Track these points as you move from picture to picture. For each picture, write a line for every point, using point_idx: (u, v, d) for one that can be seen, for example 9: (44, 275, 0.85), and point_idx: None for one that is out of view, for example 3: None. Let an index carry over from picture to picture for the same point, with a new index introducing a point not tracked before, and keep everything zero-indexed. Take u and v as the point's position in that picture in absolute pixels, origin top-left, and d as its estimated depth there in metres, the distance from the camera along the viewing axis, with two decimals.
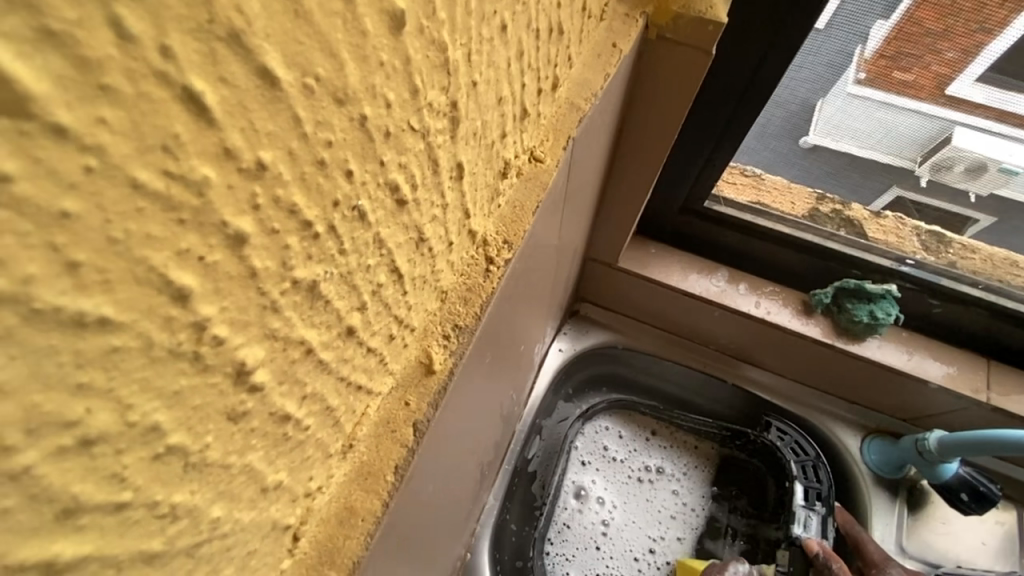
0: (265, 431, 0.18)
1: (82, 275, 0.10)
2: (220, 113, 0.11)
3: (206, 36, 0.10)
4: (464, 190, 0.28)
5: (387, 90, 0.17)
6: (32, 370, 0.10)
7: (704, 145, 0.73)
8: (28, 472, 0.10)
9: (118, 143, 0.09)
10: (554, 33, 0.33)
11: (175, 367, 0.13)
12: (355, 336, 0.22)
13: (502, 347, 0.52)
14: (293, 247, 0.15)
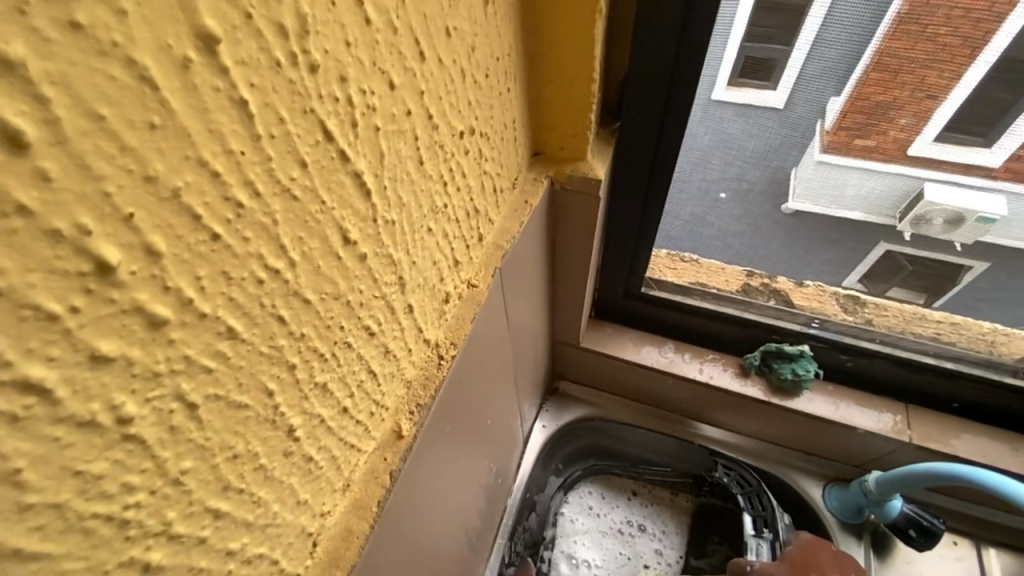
0: (300, 464, 0.34)
1: (244, 385, 0.27)
2: (290, 318, 0.29)
3: (288, 294, 0.28)
4: (417, 318, 0.46)
5: (360, 285, 0.35)
6: (226, 423, 0.26)
7: (627, 238, 0.88)
8: (217, 464, 0.26)
9: (259, 339, 0.27)
10: (472, 213, 0.52)
11: (265, 424, 0.29)
12: (347, 411, 0.38)
13: (472, 421, 0.67)
14: (315, 366, 0.33)
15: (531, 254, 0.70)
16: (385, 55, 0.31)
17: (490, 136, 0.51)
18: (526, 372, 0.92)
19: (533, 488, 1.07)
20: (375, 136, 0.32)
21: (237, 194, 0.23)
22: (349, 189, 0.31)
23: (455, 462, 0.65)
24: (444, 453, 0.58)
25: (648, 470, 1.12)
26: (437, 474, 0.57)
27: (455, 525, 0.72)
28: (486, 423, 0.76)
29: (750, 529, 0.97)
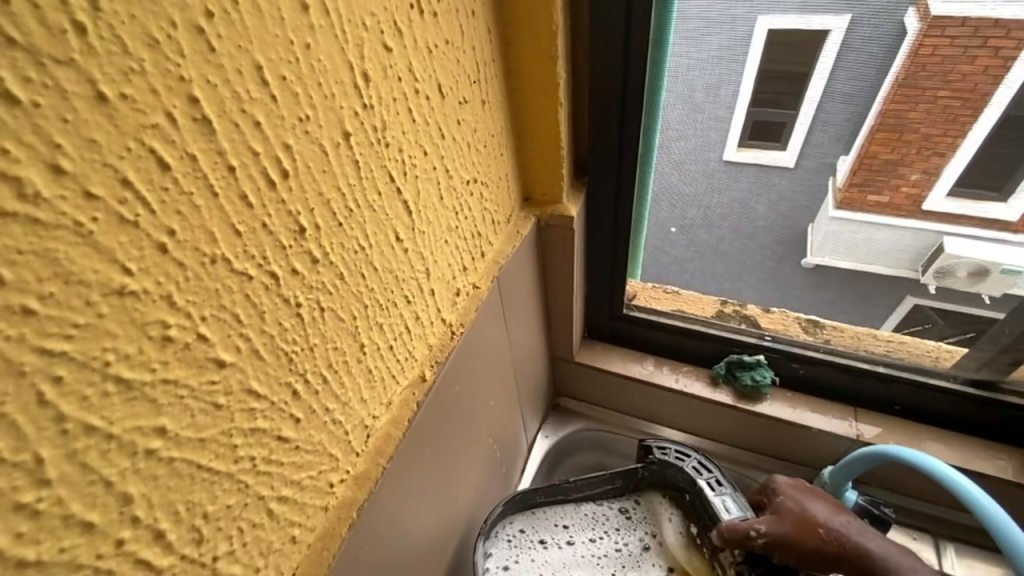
0: (310, 543, 0.34)
1: (230, 505, 0.27)
2: (266, 426, 0.28)
3: (253, 416, 0.27)
4: (410, 387, 0.43)
5: (332, 370, 0.33)
6: (224, 534, 0.27)
7: (607, 278, 0.76)
8: (220, 570, 0.27)
9: (227, 467, 0.26)
10: (455, 254, 0.47)
11: (258, 529, 0.29)
12: (330, 507, 0.35)
13: (466, 483, 0.61)
14: (305, 457, 0.32)
15: (513, 296, 0.62)
16: (356, 148, 0.30)
17: (475, 195, 0.48)
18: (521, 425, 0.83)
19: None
20: (345, 230, 0.31)
21: (199, 321, 0.23)
22: (319, 287, 0.30)
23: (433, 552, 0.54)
24: (407, 548, 0.47)
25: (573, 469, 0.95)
26: (398, 575, 0.46)
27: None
28: (484, 483, 0.68)
29: (721, 501, 0.66)
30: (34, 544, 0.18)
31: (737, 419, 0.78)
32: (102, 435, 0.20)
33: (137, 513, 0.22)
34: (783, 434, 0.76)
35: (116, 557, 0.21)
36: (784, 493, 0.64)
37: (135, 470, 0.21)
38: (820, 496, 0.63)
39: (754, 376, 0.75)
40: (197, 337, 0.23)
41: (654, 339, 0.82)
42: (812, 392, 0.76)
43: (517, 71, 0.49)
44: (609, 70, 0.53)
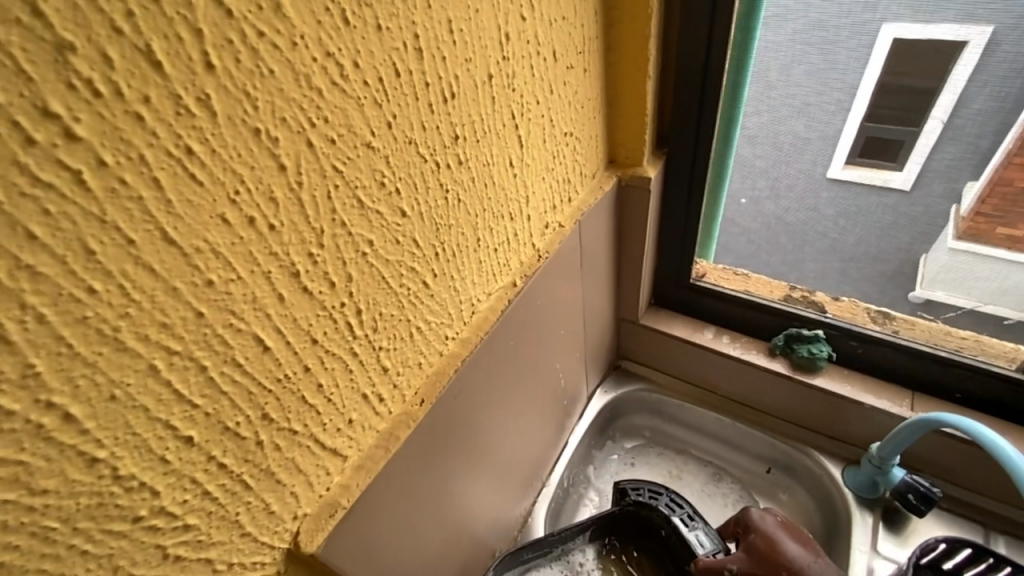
0: (426, 374, 0.47)
1: (388, 315, 0.40)
2: (414, 267, 0.41)
3: (411, 257, 0.40)
4: (504, 289, 0.56)
5: (457, 247, 0.46)
6: (381, 335, 0.40)
7: (678, 247, 0.84)
8: (377, 358, 0.41)
9: (392, 284, 0.39)
10: (551, 192, 0.59)
11: (400, 343, 0.43)
12: (442, 354, 0.49)
13: (528, 397, 0.72)
14: (431, 307, 0.45)
15: (591, 247, 0.72)
16: (493, 86, 0.43)
17: (569, 148, 0.59)
18: (580, 374, 0.91)
19: (576, 463, 0.96)
20: (478, 145, 0.44)
21: (395, 177, 0.36)
22: (456, 181, 0.43)
23: (473, 473, 0.63)
24: (453, 457, 0.56)
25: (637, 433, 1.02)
26: (440, 477, 0.55)
27: (470, 536, 0.68)
28: (537, 407, 0.78)
29: (694, 538, 0.66)
30: (311, 281, 0.32)
31: (791, 390, 0.83)
32: (345, 229, 0.33)
33: (352, 290, 0.36)
34: (833, 409, 0.80)
35: (339, 312, 0.35)
36: (763, 529, 0.60)
37: (354, 261, 0.35)
38: (799, 537, 0.58)
39: (812, 349, 0.79)
40: (393, 189, 0.36)
41: (716, 311, 0.89)
42: (870, 374, 0.79)
43: (616, 54, 0.61)
44: (694, 56, 0.63)
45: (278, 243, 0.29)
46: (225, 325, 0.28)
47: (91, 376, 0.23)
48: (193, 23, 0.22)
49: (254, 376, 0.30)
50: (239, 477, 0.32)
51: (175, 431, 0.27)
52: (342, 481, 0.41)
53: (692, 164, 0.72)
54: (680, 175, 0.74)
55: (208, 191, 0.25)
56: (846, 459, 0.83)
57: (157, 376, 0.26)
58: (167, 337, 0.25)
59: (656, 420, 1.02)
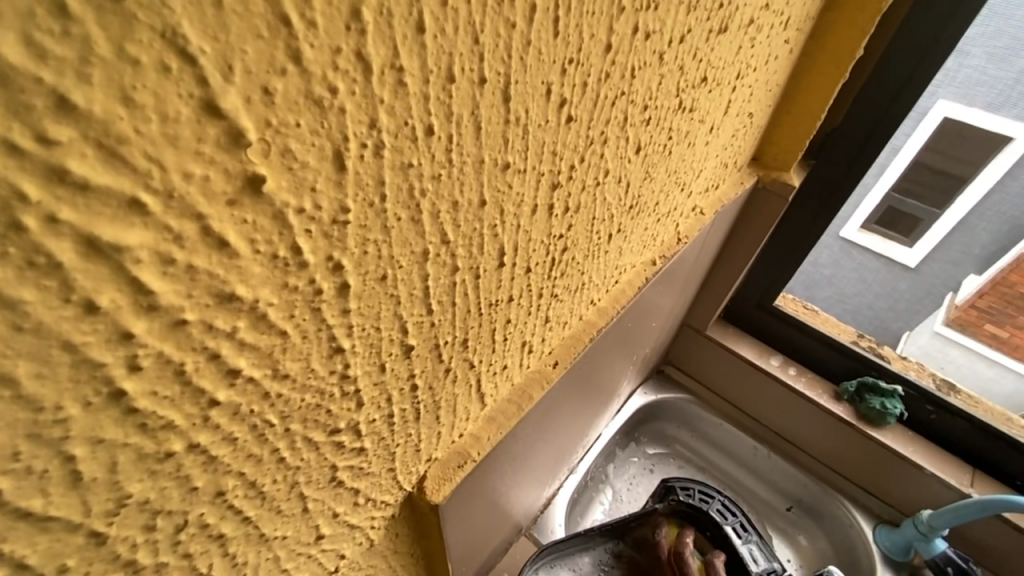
0: (565, 337, 0.43)
1: (577, 263, 0.35)
2: (616, 216, 0.36)
3: (620, 204, 0.35)
4: (644, 265, 0.50)
5: (645, 207, 0.41)
6: (564, 281, 0.35)
7: (774, 265, 0.80)
8: (547, 308, 0.36)
9: (596, 230, 0.34)
10: (715, 174, 0.54)
11: (565, 299, 0.38)
12: (581, 318, 0.44)
13: (597, 382, 0.67)
14: (600, 268, 0.40)
15: (706, 245, 0.67)
16: (745, 34, 0.37)
17: (744, 132, 0.54)
18: (634, 369, 0.86)
19: (601, 458, 0.91)
20: (708, 97, 0.38)
21: (653, 106, 0.30)
22: (679, 130, 0.37)
23: (533, 455, 0.59)
24: (532, 435, 0.51)
25: (660, 441, 0.98)
26: (517, 452, 0.49)
27: (506, 515, 0.62)
28: (598, 393, 0.73)
29: (747, 551, 0.62)
30: (558, 201, 0.27)
31: (849, 439, 0.80)
32: (603, 148, 0.28)
33: (571, 223, 0.30)
34: (887, 467, 0.78)
35: (554, 244, 0.30)
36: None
37: (589, 191, 0.29)
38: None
39: (884, 403, 0.77)
40: (646, 117, 0.31)
41: (786, 338, 0.86)
42: (932, 442, 0.77)
43: (816, 44, 0.56)
44: (903, 66, 0.60)
45: (562, 143, 0.24)
46: (490, 226, 0.22)
47: (378, 247, 0.17)
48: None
49: (477, 294, 0.25)
50: (416, 405, 0.27)
51: (403, 336, 0.22)
52: (472, 430, 0.36)
53: (840, 180, 0.69)
54: (825, 187, 0.70)
55: (555, 49, 0.19)
56: (879, 517, 0.81)
57: (421, 266, 0.20)
58: (449, 222, 0.20)
59: (684, 433, 0.98)
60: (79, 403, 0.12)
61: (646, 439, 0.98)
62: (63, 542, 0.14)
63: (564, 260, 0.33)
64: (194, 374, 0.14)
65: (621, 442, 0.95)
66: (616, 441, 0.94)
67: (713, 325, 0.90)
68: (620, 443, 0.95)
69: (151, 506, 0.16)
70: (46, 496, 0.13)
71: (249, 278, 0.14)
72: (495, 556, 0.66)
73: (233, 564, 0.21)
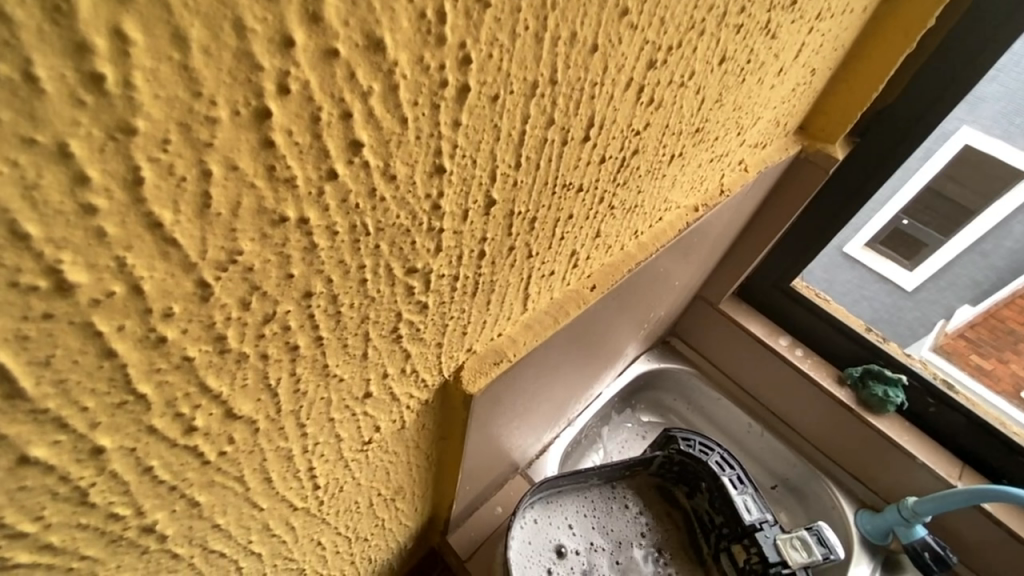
0: (606, 262, 0.42)
1: (640, 176, 0.34)
2: (684, 133, 0.35)
3: (691, 120, 0.34)
4: (687, 210, 0.50)
5: (706, 138, 0.40)
6: (624, 191, 0.34)
7: (798, 246, 0.80)
8: (601, 220, 0.35)
9: (665, 140, 0.33)
10: (768, 128, 0.53)
11: (615, 218, 0.37)
12: (623, 248, 0.43)
13: (612, 334, 0.67)
14: (654, 193, 0.39)
15: (739, 210, 0.66)
16: None
17: (803, 91, 0.53)
18: (643, 333, 0.87)
19: (597, 416, 0.92)
20: (790, 27, 0.37)
21: (748, 11, 0.30)
22: (757, 58, 0.36)
23: (544, 391, 0.59)
24: (550, 366, 0.51)
25: (656, 410, 0.99)
26: (535, 380, 0.50)
27: (506, 449, 0.64)
28: (610, 347, 0.73)
29: (742, 501, 0.64)
30: (648, 85, 0.26)
31: (845, 423, 0.81)
32: (699, 41, 0.27)
33: (649, 121, 0.29)
34: (878, 454, 0.80)
35: (629, 140, 0.29)
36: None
37: (673, 89, 0.29)
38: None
39: (887, 392, 0.78)
40: (738, 24, 0.30)
41: (797, 321, 0.87)
42: (927, 434, 0.78)
43: (888, 9, 0.55)
44: (970, 46, 0.58)
45: (670, 14, 0.23)
46: (591, 84, 0.22)
47: (501, 56, 0.17)
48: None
49: (558, 165, 0.25)
50: (477, 278, 0.27)
51: (490, 185, 0.21)
52: (510, 333, 0.36)
53: (880, 164, 0.68)
54: (865, 168, 0.69)
55: None
56: (862, 502, 0.83)
57: (527, 102, 0.19)
58: (563, 60, 0.19)
59: (681, 405, 0.99)
60: (229, 109, 0.11)
61: (642, 407, 0.99)
62: (175, 280, 0.13)
63: (632, 164, 0.32)
64: (325, 129, 0.14)
65: (618, 405, 0.96)
66: (614, 404, 0.95)
67: (726, 300, 0.90)
68: (618, 405, 0.96)
69: (252, 278, 0.15)
70: (177, 212, 0.12)
71: (396, 30, 0.13)
72: (490, 488, 0.67)
73: (295, 390, 0.21)
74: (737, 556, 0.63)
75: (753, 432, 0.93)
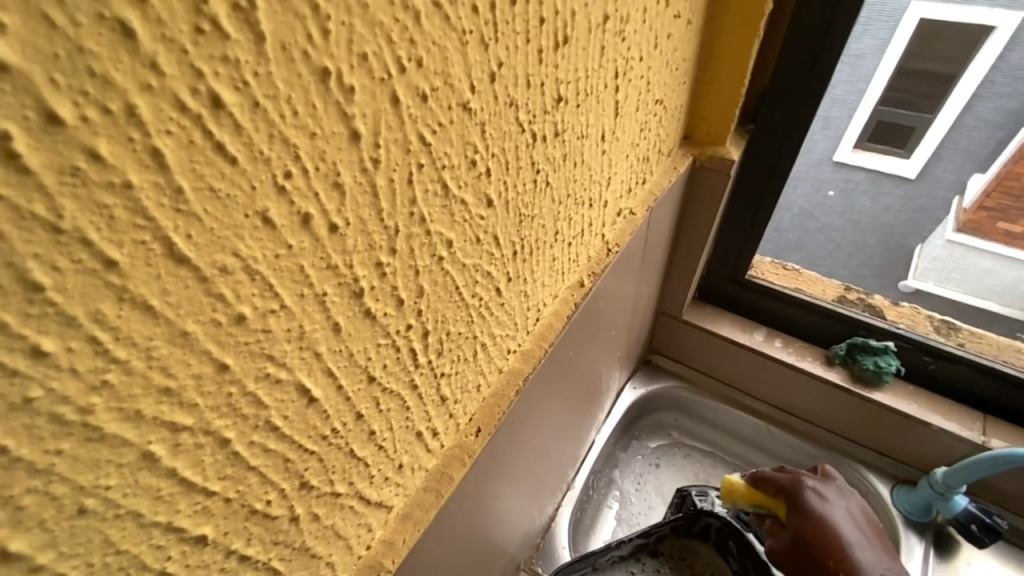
0: (486, 397, 0.39)
1: (459, 333, 0.31)
2: (494, 269, 0.31)
3: (492, 257, 0.31)
4: (570, 289, 0.46)
5: (538, 242, 0.36)
6: (450, 357, 0.31)
7: (740, 238, 0.74)
8: (442, 387, 0.32)
9: (467, 294, 0.30)
10: (637, 167, 0.49)
11: (464, 372, 0.34)
12: (501, 371, 0.39)
13: (570, 401, 0.63)
14: (500, 321, 0.36)
15: (654, 237, 0.62)
16: (605, 33, 0.32)
17: (657, 120, 0.49)
18: (616, 369, 0.82)
19: (599, 464, 0.87)
20: (579, 110, 0.33)
21: (490, 152, 0.26)
22: (552, 156, 0.32)
23: (510, 497, 0.55)
24: (490, 489, 0.47)
25: (660, 433, 0.94)
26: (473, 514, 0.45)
27: (500, 561, 0.59)
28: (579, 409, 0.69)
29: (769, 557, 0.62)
30: (377, 302, 0.22)
31: (848, 403, 0.76)
32: (424, 226, 0.23)
33: (422, 308, 0.26)
34: (893, 427, 0.74)
35: (403, 338, 0.25)
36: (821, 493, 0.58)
37: (429, 271, 0.25)
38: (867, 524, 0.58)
39: (878, 362, 0.73)
40: (484, 169, 0.26)
41: (767, 310, 0.81)
42: (937, 391, 0.73)
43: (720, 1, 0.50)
44: None
45: (342, 253, 0.19)
46: (258, 378, 0.18)
47: (41, 493, 0.13)
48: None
49: (291, 441, 0.21)
50: (263, 568, 0.23)
51: (178, 536, 0.18)
52: (384, 536, 0.32)
53: (784, 139, 0.62)
54: (771, 147, 0.64)
55: (245, 174, 0.15)
56: (897, 477, 0.77)
57: (153, 467, 0.16)
58: (176, 407, 0.16)
59: (683, 421, 0.94)
60: None
61: (645, 435, 0.94)
62: None
63: (434, 340, 0.28)
64: None
65: (619, 443, 0.91)
66: (615, 443, 0.90)
67: (690, 307, 0.85)
68: (619, 443, 0.91)
69: None
70: None
71: None
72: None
73: None
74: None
75: (764, 429, 0.86)
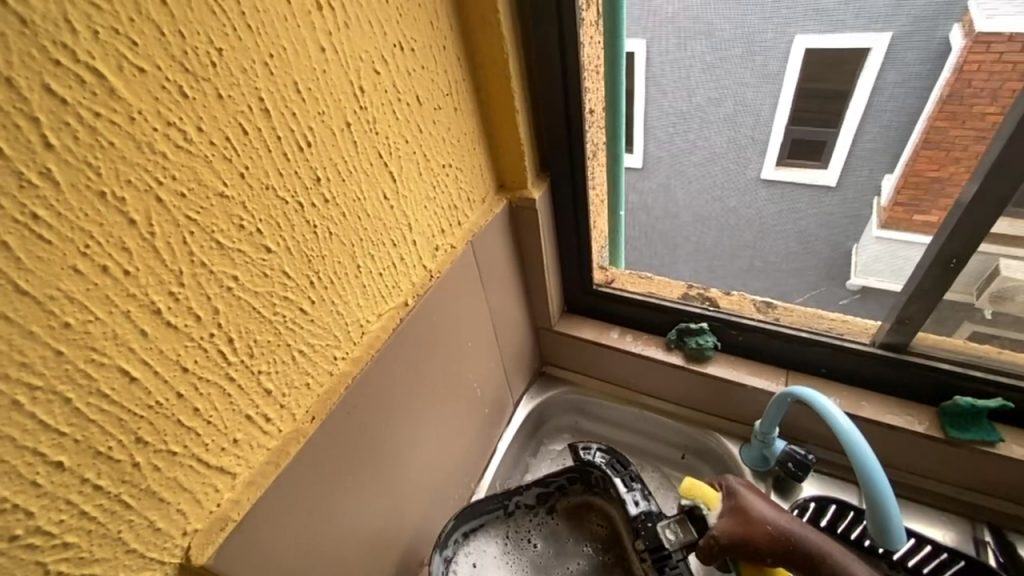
0: (319, 394, 0.52)
1: (270, 341, 0.45)
2: (293, 295, 0.46)
3: (287, 286, 0.45)
4: (396, 309, 0.61)
5: (338, 274, 0.51)
6: (265, 359, 0.45)
7: (576, 253, 0.90)
8: (264, 382, 0.46)
9: (269, 313, 0.44)
10: (443, 212, 0.66)
11: (288, 372, 0.48)
12: (331, 374, 0.53)
13: (439, 405, 0.75)
14: (316, 333, 0.50)
15: (489, 263, 0.78)
16: (353, 132, 0.49)
17: (451, 178, 0.66)
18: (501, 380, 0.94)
19: (506, 471, 0.98)
20: (348, 182, 0.49)
21: (257, 219, 0.41)
22: (330, 215, 0.48)
23: (388, 492, 0.67)
24: (357, 476, 0.59)
25: (562, 436, 1.07)
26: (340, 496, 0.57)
27: (393, 549, 0.70)
28: (455, 414, 0.81)
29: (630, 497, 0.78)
30: (176, 316, 0.37)
31: (691, 380, 0.91)
32: (205, 268, 0.38)
33: (222, 321, 0.40)
34: (727, 394, 0.89)
35: (208, 341, 0.39)
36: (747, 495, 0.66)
37: (221, 297, 0.40)
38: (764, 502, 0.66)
39: (699, 341, 0.89)
40: (255, 230, 0.41)
41: (619, 313, 0.96)
42: (751, 359, 0.89)
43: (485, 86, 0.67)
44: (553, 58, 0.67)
45: (138, 287, 0.34)
46: (87, 360, 0.32)
47: None
48: (30, 113, 0.27)
49: (121, 405, 0.34)
50: (115, 497, 0.36)
51: (42, 458, 0.31)
52: (232, 497, 0.45)
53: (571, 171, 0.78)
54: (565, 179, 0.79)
55: (58, 248, 0.30)
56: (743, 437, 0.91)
57: (19, 409, 0.29)
58: (30, 374, 0.29)
59: (580, 421, 1.07)
60: None
61: (548, 439, 1.06)
62: None
63: (244, 345, 0.43)
64: None
65: (524, 449, 1.03)
66: (520, 450, 1.02)
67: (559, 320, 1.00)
68: (524, 449, 1.03)
69: None
70: None
71: None
72: None
73: None
74: (639, 550, 0.76)
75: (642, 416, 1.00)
